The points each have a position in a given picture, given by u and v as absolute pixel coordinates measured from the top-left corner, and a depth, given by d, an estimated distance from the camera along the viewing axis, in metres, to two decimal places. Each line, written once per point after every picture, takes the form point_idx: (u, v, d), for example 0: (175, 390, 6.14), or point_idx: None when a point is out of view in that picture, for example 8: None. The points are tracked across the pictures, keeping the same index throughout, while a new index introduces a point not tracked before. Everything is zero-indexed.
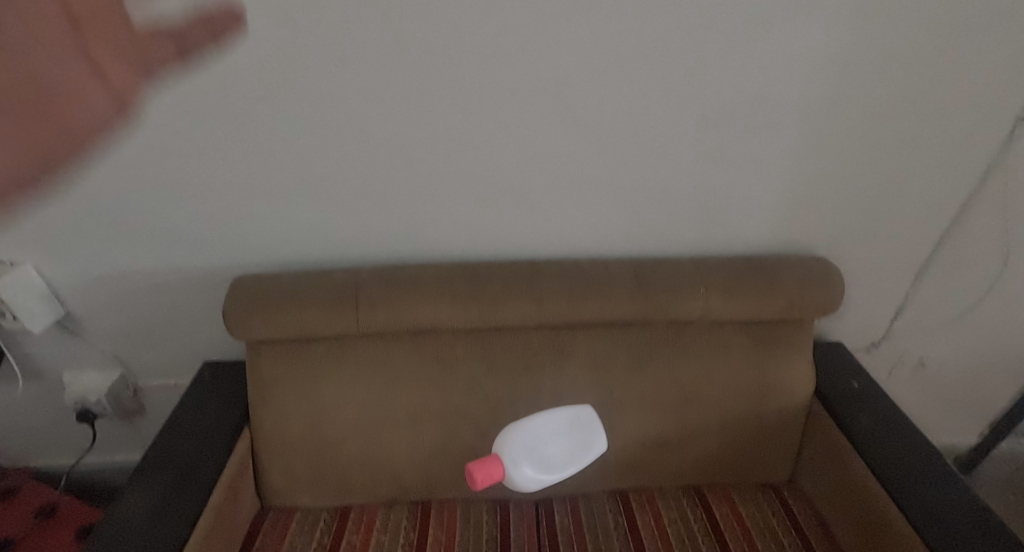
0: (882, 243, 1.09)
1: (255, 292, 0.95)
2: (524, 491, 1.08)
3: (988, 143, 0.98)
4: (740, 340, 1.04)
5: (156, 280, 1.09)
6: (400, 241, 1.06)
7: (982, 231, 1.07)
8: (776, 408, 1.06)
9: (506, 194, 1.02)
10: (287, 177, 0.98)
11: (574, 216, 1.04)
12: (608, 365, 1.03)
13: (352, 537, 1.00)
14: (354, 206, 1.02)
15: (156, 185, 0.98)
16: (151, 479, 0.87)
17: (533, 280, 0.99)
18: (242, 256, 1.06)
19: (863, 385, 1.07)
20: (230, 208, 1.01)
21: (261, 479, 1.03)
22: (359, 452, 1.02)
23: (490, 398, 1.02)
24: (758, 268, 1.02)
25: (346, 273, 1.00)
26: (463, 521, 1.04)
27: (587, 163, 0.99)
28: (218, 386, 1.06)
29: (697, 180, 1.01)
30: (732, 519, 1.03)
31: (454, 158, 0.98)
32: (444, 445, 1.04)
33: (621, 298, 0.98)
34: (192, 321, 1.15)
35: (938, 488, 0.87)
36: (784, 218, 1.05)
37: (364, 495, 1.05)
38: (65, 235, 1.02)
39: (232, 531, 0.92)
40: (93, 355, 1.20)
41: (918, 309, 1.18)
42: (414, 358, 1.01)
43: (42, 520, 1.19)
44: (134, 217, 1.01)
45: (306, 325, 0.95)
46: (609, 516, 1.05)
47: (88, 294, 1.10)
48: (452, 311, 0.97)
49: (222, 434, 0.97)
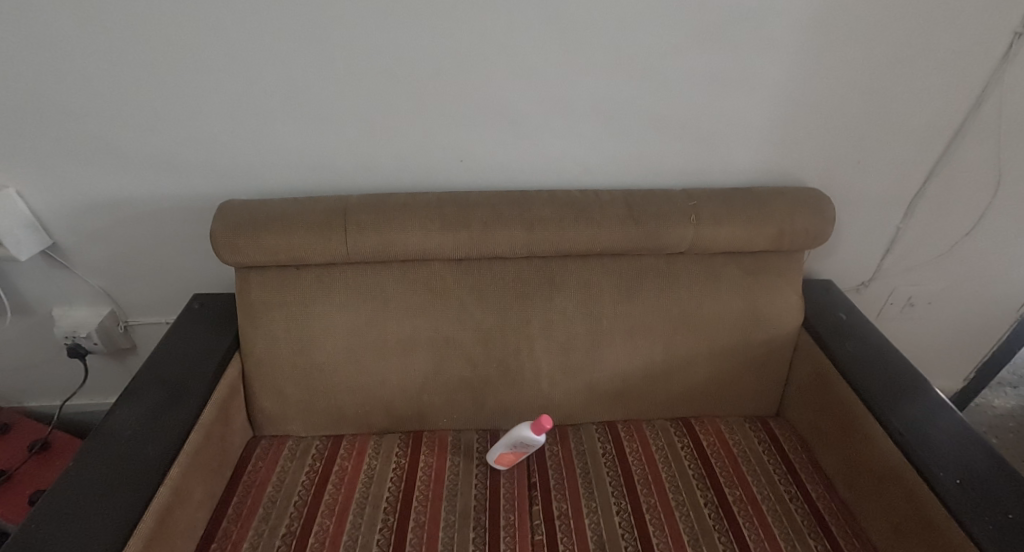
0: (874, 173, 1.08)
1: (241, 215, 0.95)
2: (515, 420, 1.09)
3: (986, 61, 0.96)
4: (730, 269, 1.04)
5: (144, 209, 1.08)
6: (390, 168, 1.06)
7: (975, 159, 1.07)
8: (763, 338, 1.07)
9: (496, 117, 1.01)
10: (273, 97, 0.96)
11: (567, 143, 1.04)
12: (598, 294, 1.03)
13: (343, 463, 1.02)
14: (343, 129, 1.01)
15: (139, 107, 0.96)
16: (143, 395, 0.90)
17: (523, 206, 0.99)
18: (230, 183, 1.05)
19: (850, 317, 1.08)
20: (217, 130, 0.99)
21: (253, 407, 1.06)
22: (349, 379, 1.04)
23: (480, 325, 1.03)
24: (750, 196, 1.01)
25: (335, 199, 0.99)
26: (454, 448, 1.05)
27: (578, 85, 0.98)
28: (208, 316, 1.08)
29: (690, 103, 1.00)
30: (720, 447, 1.04)
31: (443, 77, 0.96)
32: (434, 373, 1.05)
33: (611, 225, 0.98)
34: (183, 252, 1.15)
35: (917, 405, 0.89)
36: (777, 146, 1.05)
37: (355, 424, 1.08)
38: (50, 159, 1.01)
39: (224, 452, 0.96)
40: (83, 290, 1.20)
41: (907, 244, 1.19)
42: (403, 285, 1.02)
43: (36, 453, 1.21)
44: (119, 141, 0.99)
45: (294, 248, 0.95)
46: (598, 445, 1.05)
47: (75, 224, 1.09)
48: (441, 236, 0.96)
49: (212, 359, 0.98)
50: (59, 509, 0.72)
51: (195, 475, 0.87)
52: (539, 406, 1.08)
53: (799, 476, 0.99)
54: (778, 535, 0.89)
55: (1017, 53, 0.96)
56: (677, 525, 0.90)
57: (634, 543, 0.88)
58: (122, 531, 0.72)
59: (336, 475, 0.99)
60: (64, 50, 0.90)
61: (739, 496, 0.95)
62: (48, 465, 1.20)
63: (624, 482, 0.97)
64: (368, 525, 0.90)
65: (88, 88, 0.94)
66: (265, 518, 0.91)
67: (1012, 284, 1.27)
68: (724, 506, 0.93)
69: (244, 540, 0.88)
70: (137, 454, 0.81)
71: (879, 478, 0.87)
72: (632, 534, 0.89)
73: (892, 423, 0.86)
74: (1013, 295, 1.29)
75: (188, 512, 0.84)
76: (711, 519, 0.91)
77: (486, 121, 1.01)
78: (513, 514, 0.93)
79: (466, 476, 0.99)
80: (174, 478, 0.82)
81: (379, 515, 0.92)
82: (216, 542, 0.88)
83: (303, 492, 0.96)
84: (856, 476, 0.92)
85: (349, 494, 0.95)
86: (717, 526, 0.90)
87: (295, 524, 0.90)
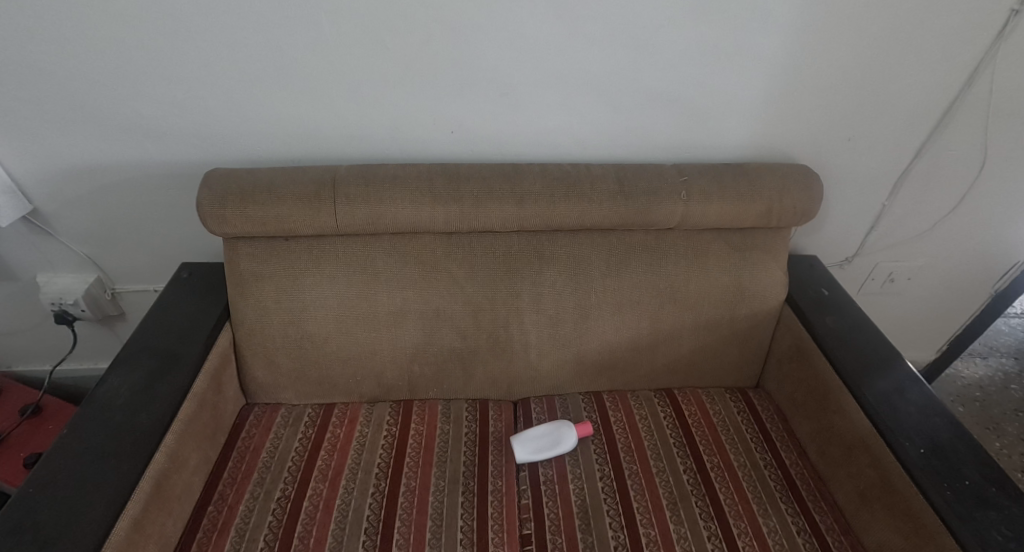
0: (863, 150, 1.09)
1: (227, 185, 0.94)
2: (503, 389, 1.12)
3: (982, 38, 0.96)
4: (718, 245, 1.06)
5: (128, 176, 1.06)
6: (380, 138, 1.04)
7: (963, 137, 1.08)
8: (747, 312, 1.09)
9: (487, 87, 0.99)
10: (259, 63, 0.94)
11: (558, 116, 1.03)
12: (587, 268, 1.04)
13: (335, 430, 1.04)
14: (331, 97, 0.98)
15: (119, 71, 0.93)
16: (134, 363, 0.91)
17: (515, 180, 0.98)
18: (216, 150, 1.03)
19: (833, 292, 1.10)
20: (201, 96, 0.97)
21: (244, 375, 1.07)
22: (341, 349, 1.05)
23: (470, 298, 1.04)
24: (740, 173, 1.01)
25: (324, 170, 0.98)
26: (443, 417, 1.08)
27: (572, 56, 0.96)
28: (196, 285, 1.07)
29: (684, 77, 0.99)
30: (700, 417, 1.08)
31: (434, 44, 0.93)
32: (425, 343, 1.07)
33: (601, 201, 0.98)
34: (170, 220, 1.13)
35: (889, 378, 0.92)
36: (769, 121, 1.04)
37: (346, 392, 1.10)
38: (28, 123, 0.98)
39: (218, 420, 0.98)
40: (67, 256, 1.19)
41: (891, 221, 1.21)
42: (394, 257, 1.02)
43: (29, 417, 1.22)
44: (99, 106, 0.96)
45: (282, 220, 0.94)
46: (584, 414, 1.08)
47: (56, 190, 1.07)
48: (432, 209, 0.96)
49: (201, 329, 0.98)
50: (56, 475, 0.74)
51: (189, 442, 0.88)
52: (527, 376, 1.11)
53: (774, 444, 1.04)
54: (751, 500, 0.94)
55: (1014, 30, 0.95)
56: (657, 490, 0.94)
57: (615, 506, 0.92)
58: (120, 496, 0.74)
59: (329, 442, 1.01)
60: (35, 9, 0.86)
61: (716, 463, 0.99)
62: (41, 429, 1.21)
63: (608, 449, 1.01)
64: (360, 490, 0.93)
65: (62, 49, 0.90)
66: (259, 482, 0.94)
67: (989, 259, 1.30)
68: (702, 472, 0.98)
69: (240, 503, 0.91)
70: (131, 422, 0.82)
71: (849, 447, 0.91)
72: (614, 498, 0.93)
73: (864, 396, 0.90)
74: (989, 270, 1.33)
75: (183, 478, 0.86)
76: (690, 484, 0.96)
77: (477, 91, 0.99)
78: (499, 480, 0.96)
79: (455, 443, 1.02)
80: (168, 446, 0.83)
81: (371, 480, 0.95)
82: (212, 505, 0.90)
83: (297, 458, 0.98)
84: (828, 445, 0.97)
85: (342, 459, 0.98)
86: (694, 491, 0.95)
87: (290, 488, 0.93)
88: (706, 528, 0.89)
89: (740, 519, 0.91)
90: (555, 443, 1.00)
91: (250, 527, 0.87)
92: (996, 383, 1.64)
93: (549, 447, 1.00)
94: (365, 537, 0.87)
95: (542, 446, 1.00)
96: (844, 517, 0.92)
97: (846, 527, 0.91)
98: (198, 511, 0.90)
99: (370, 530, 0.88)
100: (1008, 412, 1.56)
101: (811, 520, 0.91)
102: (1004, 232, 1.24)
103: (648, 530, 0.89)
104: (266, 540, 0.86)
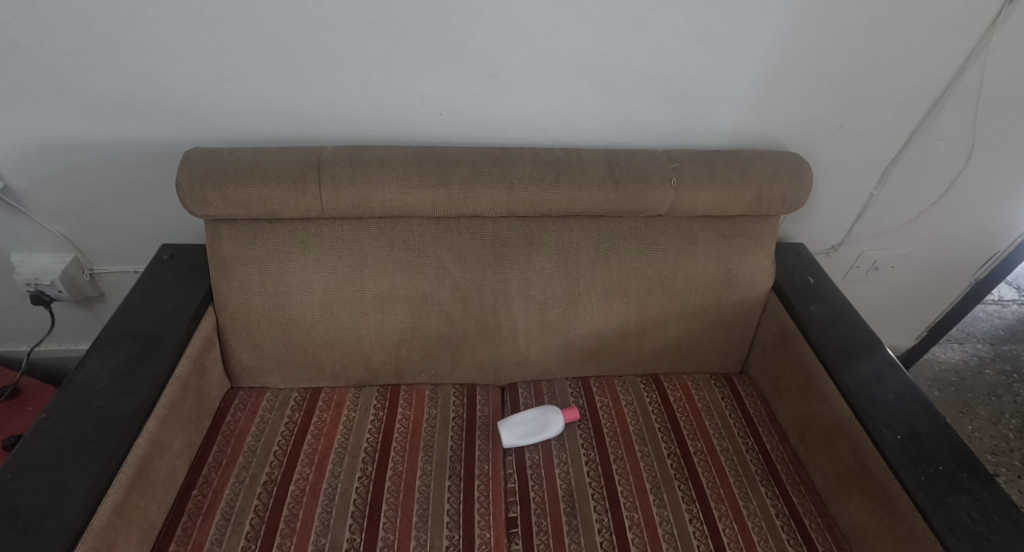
0: (853, 139, 1.09)
1: (208, 166, 0.91)
2: (491, 374, 1.13)
3: (975, 28, 0.95)
4: (706, 232, 1.06)
5: (104, 153, 1.02)
6: (365, 118, 1.01)
7: (951, 126, 1.08)
8: (735, 300, 1.10)
9: (476, 67, 0.96)
10: (239, 38, 0.90)
11: (549, 99, 1.01)
12: (576, 254, 1.04)
13: (322, 414, 1.03)
14: (315, 76, 0.95)
15: (89, 42, 0.89)
16: (115, 347, 0.89)
17: (504, 164, 0.97)
18: (195, 129, 1.00)
19: (819, 280, 1.11)
20: (180, 71, 0.93)
21: (229, 359, 1.06)
22: (327, 333, 1.04)
23: (458, 283, 1.04)
24: (731, 159, 1.01)
25: (309, 150, 0.96)
26: (431, 401, 1.08)
27: (563, 37, 0.94)
28: (179, 268, 1.05)
29: (677, 62, 0.97)
30: (685, 402, 1.09)
31: (422, 21, 0.90)
32: (413, 327, 1.06)
33: (589, 187, 0.97)
34: (150, 200, 1.10)
35: (868, 366, 0.94)
36: (761, 108, 1.03)
37: (333, 377, 1.09)
38: None
39: (202, 403, 0.97)
40: (43, 236, 1.15)
41: (878, 209, 1.22)
42: (381, 241, 1.01)
43: (7, 399, 1.20)
44: (72, 80, 0.92)
45: (266, 202, 0.92)
46: (571, 399, 1.09)
47: (28, 166, 1.03)
48: (419, 194, 0.94)
49: (184, 312, 0.96)
50: (35, 460, 0.73)
51: (172, 426, 0.87)
52: (515, 361, 1.11)
53: (757, 429, 1.05)
54: (732, 483, 0.96)
55: (1007, 18, 0.94)
56: (640, 474, 0.96)
57: (600, 490, 0.93)
58: (102, 482, 0.73)
59: (315, 426, 1.01)
60: None
61: (700, 448, 1.01)
62: (20, 411, 1.19)
63: (594, 434, 1.02)
64: (347, 473, 0.93)
65: (28, 17, 0.85)
66: (245, 466, 0.94)
67: (971, 248, 1.32)
68: (685, 456, 0.99)
69: (225, 487, 0.91)
70: (111, 406, 0.81)
71: (829, 433, 0.93)
72: (599, 482, 0.94)
73: (845, 383, 0.91)
74: (969, 258, 1.35)
75: (167, 462, 0.86)
76: (673, 469, 0.97)
77: (467, 73, 0.97)
78: (486, 464, 0.97)
79: (443, 428, 1.02)
80: (151, 430, 0.82)
81: (358, 464, 0.95)
82: (197, 489, 0.90)
83: (283, 442, 0.98)
84: (808, 430, 0.98)
85: (328, 444, 0.98)
86: (678, 475, 0.96)
87: (276, 472, 0.93)
88: (688, 510, 0.91)
89: (722, 503, 0.92)
90: (543, 432, 1.00)
91: (235, 511, 0.87)
92: (972, 367, 1.69)
93: (538, 434, 1.00)
94: (352, 520, 0.87)
95: (530, 430, 1.00)
96: (821, 498, 0.95)
97: (823, 510, 0.94)
98: (182, 495, 0.89)
99: (356, 513, 0.88)
100: (981, 396, 1.61)
101: (790, 503, 0.94)
102: (988, 220, 1.26)
103: (631, 512, 0.90)
104: (252, 523, 0.86)
